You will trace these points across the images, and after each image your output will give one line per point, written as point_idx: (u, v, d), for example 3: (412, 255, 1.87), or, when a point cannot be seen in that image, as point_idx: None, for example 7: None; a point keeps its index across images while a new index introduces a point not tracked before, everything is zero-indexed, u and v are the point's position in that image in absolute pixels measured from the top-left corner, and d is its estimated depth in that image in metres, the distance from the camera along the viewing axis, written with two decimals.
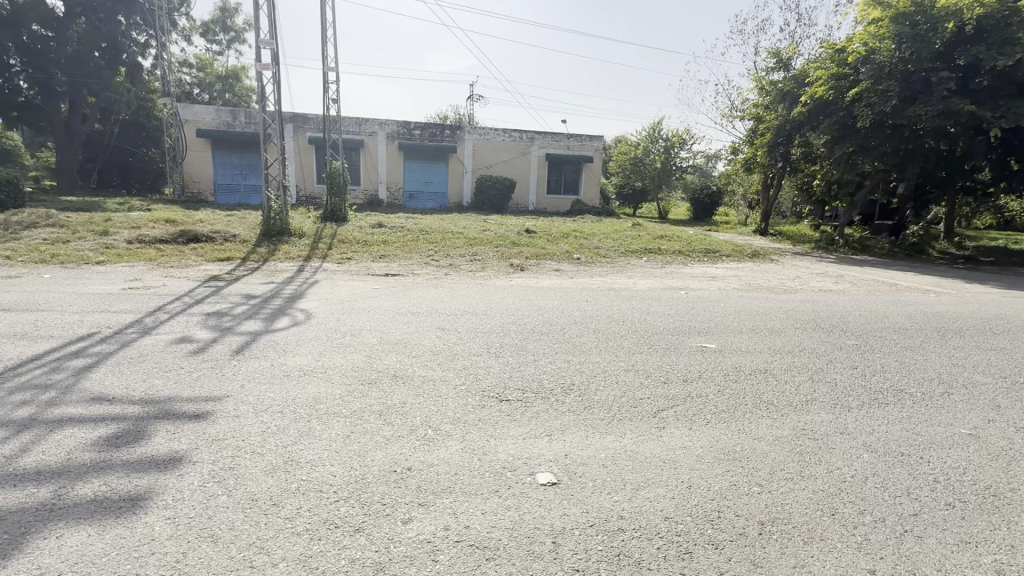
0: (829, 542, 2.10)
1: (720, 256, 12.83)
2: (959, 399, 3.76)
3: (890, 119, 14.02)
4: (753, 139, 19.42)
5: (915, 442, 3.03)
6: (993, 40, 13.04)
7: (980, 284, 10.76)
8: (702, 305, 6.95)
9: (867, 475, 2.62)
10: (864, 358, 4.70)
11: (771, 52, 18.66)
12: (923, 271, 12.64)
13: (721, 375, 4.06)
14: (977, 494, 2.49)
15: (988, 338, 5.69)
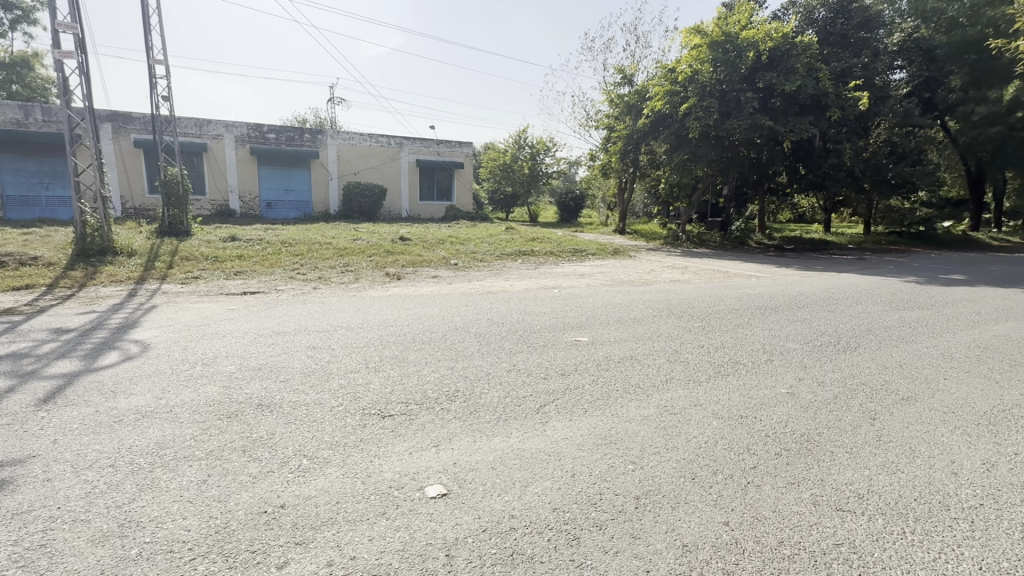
0: (692, 504, 2.36)
1: (586, 256, 13.84)
2: (778, 363, 4.52)
3: (713, 131, 16.39)
4: (607, 146, 21.23)
5: (750, 404, 3.57)
6: (781, 68, 16.01)
7: (786, 267, 13.08)
8: (574, 301, 7.44)
9: (717, 440, 3.01)
10: (708, 337, 5.42)
11: (616, 68, 20.64)
12: (746, 259, 14.98)
13: (594, 365, 4.36)
14: (796, 442, 3.00)
15: (795, 311, 6.94)
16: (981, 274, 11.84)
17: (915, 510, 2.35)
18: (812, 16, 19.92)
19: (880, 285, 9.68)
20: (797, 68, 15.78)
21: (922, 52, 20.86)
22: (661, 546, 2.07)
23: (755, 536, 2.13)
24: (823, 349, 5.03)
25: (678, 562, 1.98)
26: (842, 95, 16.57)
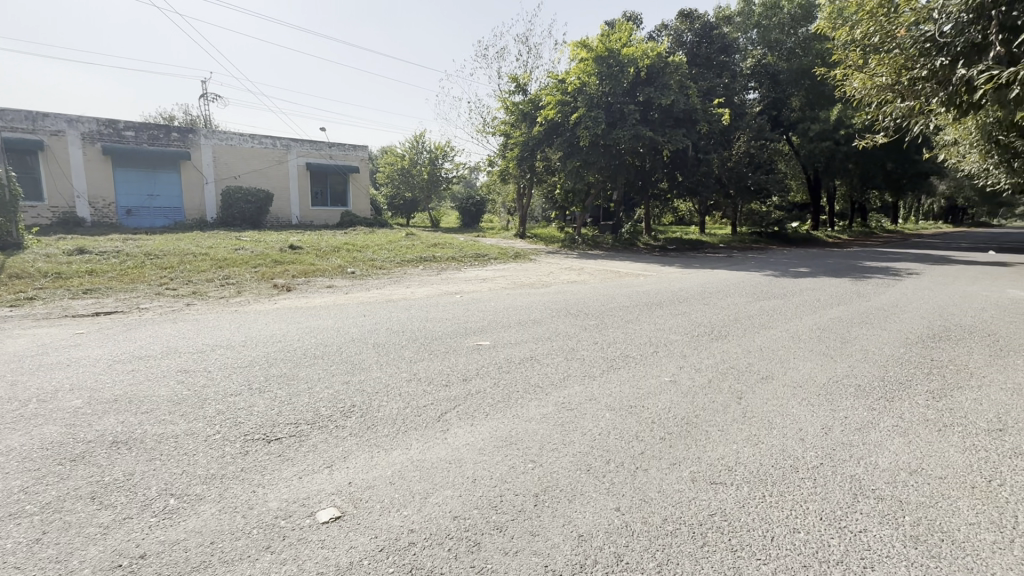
0: (587, 494, 2.47)
1: (488, 260, 13.99)
2: (663, 355, 4.93)
3: (601, 140, 17.48)
4: (504, 153, 21.70)
5: (638, 394, 3.84)
6: (657, 84, 17.56)
7: (669, 265, 14.32)
8: (476, 306, 7.47)
9: (609, 430, 3.19)
10: (602, 334, 5.73)
11: (510, 77, 21.20)
12: (635, 259, 16.12)
13: (496, 368, 4.41)
14: (677, 425, 3.29)
15: (676, 306, 7.61)
16: (820, 266, 13.95)
17: (773, 474, 2.69)
18: (682, 39, 22.20)
19: (745, 279, 10.98)
20: (670, 85, 17.42)
21: (768, 75, 23.78)
22: (558, 539, 2.14)
23: (642, 517, 2.29)
24: (700, 339, 5.57)
25: (575, 553, 2.06)
26: (709, 110, 18.61)
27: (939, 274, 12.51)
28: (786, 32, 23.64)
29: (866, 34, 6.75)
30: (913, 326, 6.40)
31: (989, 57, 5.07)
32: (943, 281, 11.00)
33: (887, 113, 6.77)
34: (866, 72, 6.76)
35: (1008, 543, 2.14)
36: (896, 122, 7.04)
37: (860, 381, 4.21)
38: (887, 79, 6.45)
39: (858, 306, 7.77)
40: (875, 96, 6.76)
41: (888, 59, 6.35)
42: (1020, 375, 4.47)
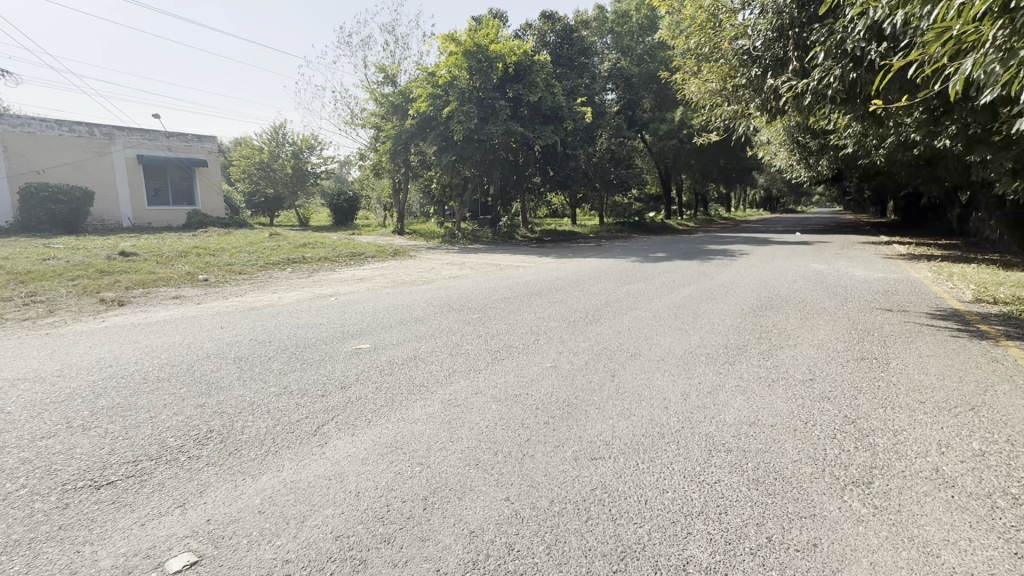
0: (476, 489, 2.46)
1: (365, 259, 13.34)
2: (543, 342, 5.12)
3: (475, 134, 17.65)
4: (376, 146, 20.80)
5: (522, 383, 3.94)
6: (526, 81, 18.22)
7: (546, 256, 14.97)
8: (352, 307, 7.06)
9: (496, 421, 3.23)
10: (486, 327, 5.78)
11: (378, 67, 20.34)
12: (515, 252, 16.60)
13: (378, 372, 4.20)
14: (559, 408, 3.44)
15: (555, 294, 7.99)
16: (674, 251, 15.68)
17: (643, 442, 2.94)
18: (545, 39, 23.22)
19: (613, 266, 11.90)
20: (537, 82, 18.19)
21: (623, 79, 26.03)
22: (449, 540, 2.09)
23: (531, 503, 2.34)
24: (576, 324, 5.89)
25: (467, 551, 2.04)
26: (574, 109, 19.76)
27: (762, 253, 14.80)
28: (635, 39, 25.98)
29: (698, 44, 7.66)
30: (746, 299, 7.49)
31: (789, 70, 6.06)
32: (765, 259, 13.04)
33: (717, 115, 7.78)
34: (700, 79, 7.73)
35: (821, 472, 2.59)
36: (724, 123, 8.14)
37: (709, 350, 4.80)
38: (716, 84, 7.41)
39: (704, 285, 8.86)
40: (708, 99, 7.73)
41: (716, 67, 7.30)
42: (822, 333, 5.47)
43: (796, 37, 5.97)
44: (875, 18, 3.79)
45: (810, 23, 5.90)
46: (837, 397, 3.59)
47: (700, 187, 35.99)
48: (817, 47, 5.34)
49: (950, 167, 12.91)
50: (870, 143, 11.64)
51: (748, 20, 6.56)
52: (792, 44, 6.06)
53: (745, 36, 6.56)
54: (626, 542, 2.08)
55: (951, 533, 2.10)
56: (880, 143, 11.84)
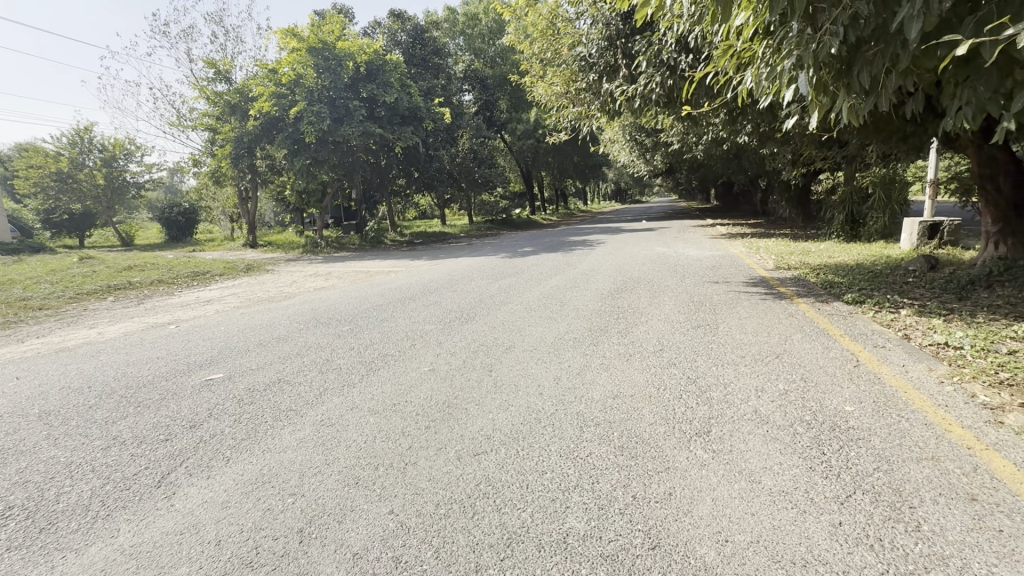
0: (358, 509, 2.36)
1: (211, 277, 11.82)
2: (420, 346, 5.06)
3: (329, 136, 16.67)
4: (213, 150, 18.53)
5: (400, 391, 3.85)
6: (379, 80, 17.76)
7: (418, 259, 14.74)
8: (198, 334, 6.22)
9: (374, 435, 3.11)
10: (358, 338, 5.53)
11: (206, 61, 18.06)
12: (385, 257, 16.08)
13: (235, 402, 3.77)
14: (439, 411, 3.43)
15: (428, 296, 7.92)
16: (540, 245, 16.53)
17: (522, 429, 3.08)
18: (396, 38, 22.89)
19: (484, 263, 12.17)
20: (391, 82, 17.84)
21: (479, 80, 26.22)
22: (331, 569, 1.98)
23: (416, 511, 2.31)
24: (452, 324, 5.92)
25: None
26: (431, 108, 19.73)
27: (616, 241, 16.33)
28: (486, 42, 26.86)
29: (541, 49, 8.14)
30: (605, 284, 8.20)
31: (621, 76, 6.75)
32: (619, 246, 14.38)
33: (565, 116, 8.37)
34: (547, 82, 8.25)
35: (672, 430, 2.96)
36: (572, 124, 8.78)
37: (576, 335, 5.18)
38: (561, 87, 7.97)
39: (569, 274, 9.50)
40: (556, 101, 8.27)
41: (559, 71, 7.84)
42: (666, 307, 6.24)
43: (623, 46, 6.65)
44: (679, 32, 4.37)
45: (633, 35, 6.61)
46: (680, 362, 4.15)
47: (558, 183, 38.39)
48: (641, 57, 6.03)
49: (750, 159, 15.53)
50: (691, 140, 13.48)
51: (582, 29, 7.14)
52: (620, 52, 6.72)
53: (581, 43, 7.11)
54: (511, 529, 2.16)
55: (768, 461, 2.56)
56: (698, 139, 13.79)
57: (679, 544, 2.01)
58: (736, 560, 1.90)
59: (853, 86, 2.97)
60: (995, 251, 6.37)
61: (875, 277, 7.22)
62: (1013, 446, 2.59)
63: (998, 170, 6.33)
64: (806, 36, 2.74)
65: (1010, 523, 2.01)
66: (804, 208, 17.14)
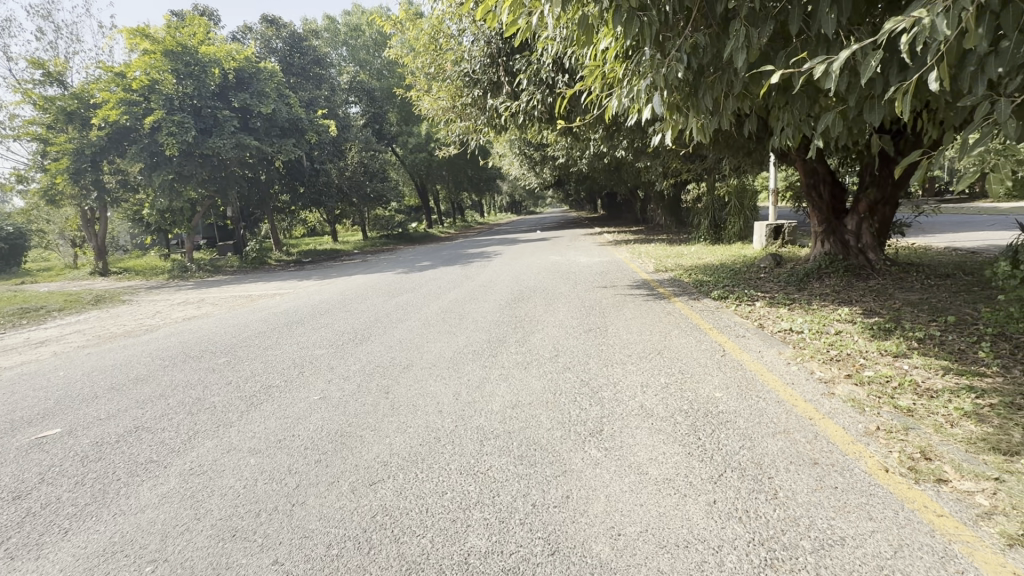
0: (235, 564, 2.11)
1: (47, 314, 9.99)
2: (309, 374, 4.70)
3: (195, 149, 15.07)
4: (45, 164, 15.78)
5: (286, 425, 3.53)
6: (253, 89, 16.49)
7: (307, 279, 13.82)
8: (28, 383, 5.19)
9: (255, 478, 2.81)
10: (236, 370, 5.01)
11: (30, 61, 15.40)
12: (270, 278, 14.85)
13: (77, 461, 3.19)
14: (331, 441, 3.21)
15: (319, 319, 7.43)
16: (438, 258, 16.37)
17: (421, 451, 2.99)
18: (271, 46, 21.49)
19: (380, 280, 11.76)
20: (266, 91, 16.66)
21: (365, 92, 25.50)
22: None
23: (306, 556, 2.13)
24: (345, 347, 5.60)
25: None
26: (314, 120, 18.78)
27: (512, 251, 16.74)
28: (371, 54, 26.31)
29: (425, 64, 8.14)
30: (503, 294, 8.34)
31: (504, 93, 6.97)
32: (516, 257, 14.74)
33: (453, 130, 8.40)
34: (432, 96, 8.24)
35: (569, 432, 3.06)
36: (460, 139, 8.84)
37: (475, 347, 5.18)
38: (447, 102, 7.99)
39: (468, 287, 9.49)
40: (443, 115, 8.28)
41: (444, 86, 7.87)
42: (561, 314, 6.50)
43: (504, 64, 6.86)
44: (553, 52, 4.59)
45: (513, 54, 6.86)
46: (574, 366, 4.33)
47: (454, 196, 38.48)
48: (522, 75, 6.28)
49: (628, 171, 16.90)
50: (576, 154, 14.32)
51: (465, 45, 7.25)
52: (503, 70, 6.94)
53: (464, 60, 7.22)
54: (411, 558, 2.08)
55: (653, 451, 2.76)
56: (582, 153, 14.67)
57: (576, 545, 2.06)
58: (628, 552, 2.00)
59: (699, 107, 3.32)
60: (822, 249, 7.48)
61: (735, 275, 8.19)
62: (842, 412, 3.07)
63: (817, 180, 7.53)
64: (658, 60, 3.00)
65: (840, 479, 2.37)
66: (677, 215, 19.00)
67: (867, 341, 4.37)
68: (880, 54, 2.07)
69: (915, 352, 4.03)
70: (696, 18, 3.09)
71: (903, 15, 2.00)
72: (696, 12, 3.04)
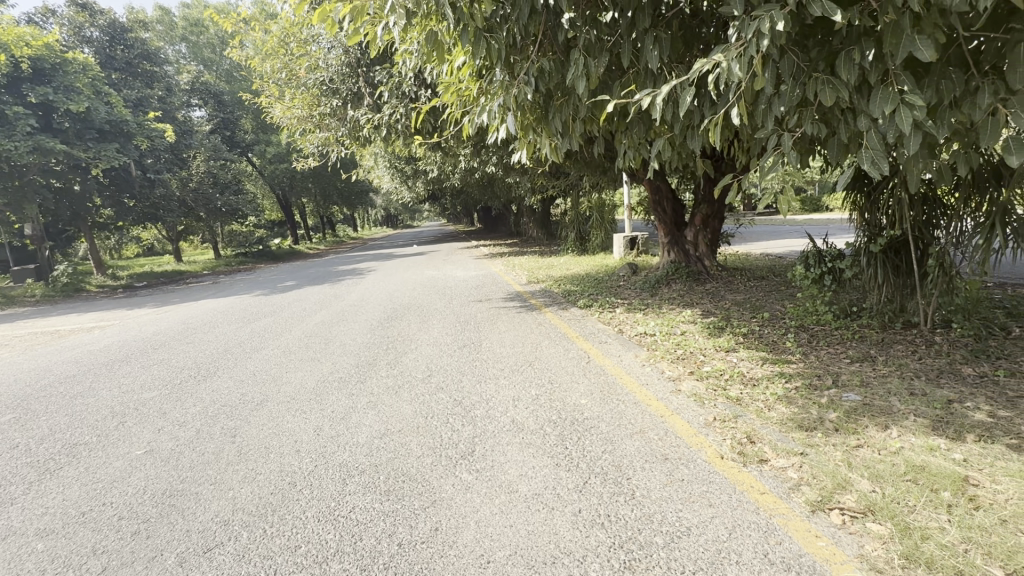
0: None
1: None
2: (132, 424, 3.93)
3: None
4: None
5: (94, 492, 2.89)
6: (57, 83, 13.73)
7: (140, 307, 11.79)
8: None
9: (44, 568, 2.23)
10: (26, 430, 4.00)
11: None
12: (88, 308, 12.37)
13: None
14: (156, 505, 2.69)
15: (151, 355, 6.32)
16: (303, 277, 15.15)
17: (273, 502, 2.63)
18: (84, 35, 18.21)
19: (234, 304, 10.48)
20: (77, 86, 14.05)
21: (211, 94, 22.87)
22: None
23: None
24: (183, 387, 4.81)
25: None
26: (143, 123, 16.28)
27: (386, 267, 16.14)
28: (217, 53, 23.79)
29: (275, 70, 7.59)
30: (375, 314, 7.94)
31: (365, 105, 6.72)
32: (390, 273, 14.25)
33: (311, 141, 7.84)
34: (285, 103, 7.61)
35: (438, 458, 2.95)
36: (320, 151, 8.30)
37: (341, 375, 4.81)
38: (302, 111, 7.43)
39: (336, 308, 8.87)
40: (298, 125, 7.68)
41: (299, 94, 7.33)
42: (435, 331, 6.36)
43: (364, 75, 6.72)
44: (409, 66, 4.49)
45: (372, 65, 6.66)
46: (447, 385, 4.22)
47: (322, 210, 36.16)
48: (382, 87, 6.11)
49: (499, 187, 17.40)
50: (448, 168, 14.36)
51: (320, 52, 6.84)
52: (362, 81, 6.76)
53: (320, 68, 6.82)
54: None
55: (523, 467, 2.76)
56: (454, 168, 14.74)
57: None
58: None
59: (551, 129, 3.50)
60: (669, 258, 8.38)
61: (598, 284, 8.81)
62: (687, 408, 3.39)
63: (661, 197, 8.46)
64: (507, 82, 3.09)
65: (686, 471, 2.60)
66: (547, 228, 20.02)
67: (705, 339, 4.95)
68: (692, 90, 2.38)
69: (741, 346, 4.66)
70: (542, 46, 3.26)
71: (706, 57, 2.32)
72: (542, 40, 3.21)
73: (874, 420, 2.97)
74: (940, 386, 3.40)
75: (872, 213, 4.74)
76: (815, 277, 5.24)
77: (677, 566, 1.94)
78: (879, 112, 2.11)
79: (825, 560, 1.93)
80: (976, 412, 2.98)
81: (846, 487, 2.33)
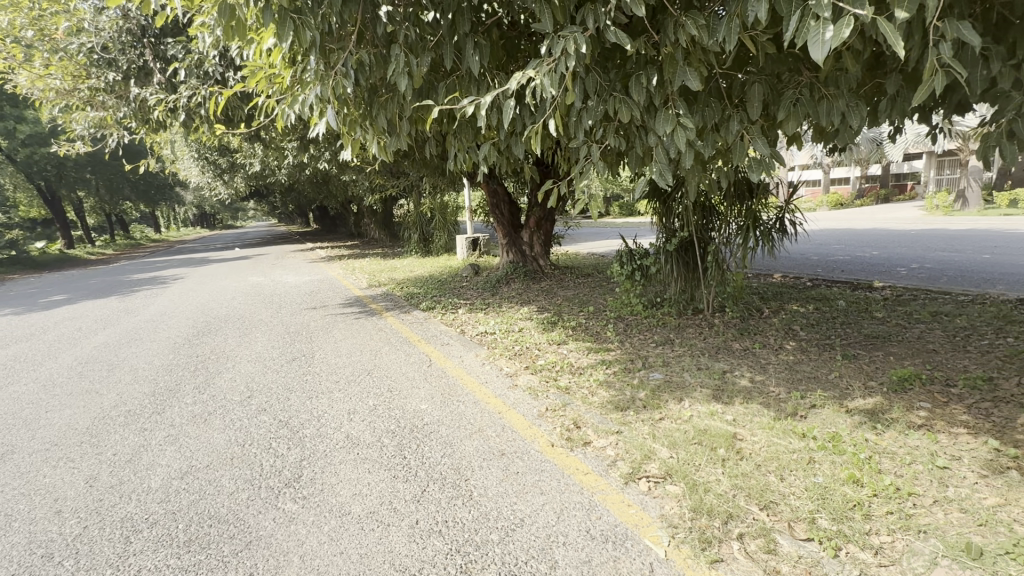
0: None
1: None
2: None
3: None
4: None
5: None
6: None
7: None
8: None
9: None
10: None
11: None
12: None
13: None
14: None
15: None
16: (78, 288, 12.20)
17: None
18: None
19: None
20: None
21: None
22: None
23: None
24: None
25: None
26: None
27: (198, 274, 13.96)
28: None
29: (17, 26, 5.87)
30: (181, 329, 6.76)
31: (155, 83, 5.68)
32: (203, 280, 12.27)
33: (76, 120, 6.32)
34: (33, 69, 6.00)
35: (257, 490, 2.60)
36: (93, 134, 6.77)
37: (129, 407, 3.95)
38: (63, 82, 5.97)
39: (126, 325, 7.32)
40: (56, 99, 6.14)
41: (55, 61, 5.85)
42: (259, 345, 5.65)
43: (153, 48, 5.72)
44: (207, 42, 3.89)
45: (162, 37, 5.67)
46: (272, 406, 3.76)
47: (109, 207, 29.75)
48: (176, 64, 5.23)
49: (335, 185, 16.31)
50: (273, 163, 12.97)
51: (84, 11, 5.55)
52: (149, 53, 5.82)
53: (85, 31, 5.54)
54: None
55: (357, 485, 2.58)
56: (281, 164, 13.39)
57: None
58: None
59: (377, 126, 3.34)
60: (508, 258, 8.78)
61: (441, 286, 8.82)
62: (522, 401, 3.56)
63: (498, 200, 8.80)
64: (325, 72, 2.86)
65: (520, 463, 2.71)
66: (390, 230, 19.44)
67: (540, 334, 5.28)
68: (512, 100, 2.48)
69: (570, 338, 5.07)
70: (362, 37, 3.09)
71: (523, 69, 2.43)
72: (362, 31, 3.04)
73: (673, 394, 3.48)
74: (718, 359, 4.15)
75: (668, 218, 5.58)
76: (628, 273, 5.97)
77: (511, 559, 2.00)
78: (663, 131, 2.45)
79: (635, 526, 2.17)
80: (742, 379, 3.70)
81: (650, 457, 2.67)
